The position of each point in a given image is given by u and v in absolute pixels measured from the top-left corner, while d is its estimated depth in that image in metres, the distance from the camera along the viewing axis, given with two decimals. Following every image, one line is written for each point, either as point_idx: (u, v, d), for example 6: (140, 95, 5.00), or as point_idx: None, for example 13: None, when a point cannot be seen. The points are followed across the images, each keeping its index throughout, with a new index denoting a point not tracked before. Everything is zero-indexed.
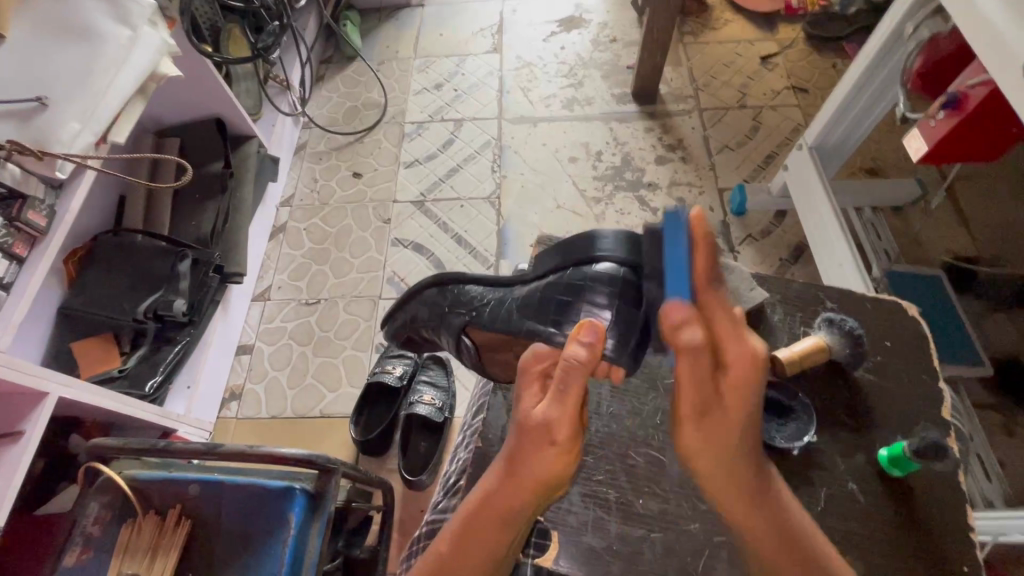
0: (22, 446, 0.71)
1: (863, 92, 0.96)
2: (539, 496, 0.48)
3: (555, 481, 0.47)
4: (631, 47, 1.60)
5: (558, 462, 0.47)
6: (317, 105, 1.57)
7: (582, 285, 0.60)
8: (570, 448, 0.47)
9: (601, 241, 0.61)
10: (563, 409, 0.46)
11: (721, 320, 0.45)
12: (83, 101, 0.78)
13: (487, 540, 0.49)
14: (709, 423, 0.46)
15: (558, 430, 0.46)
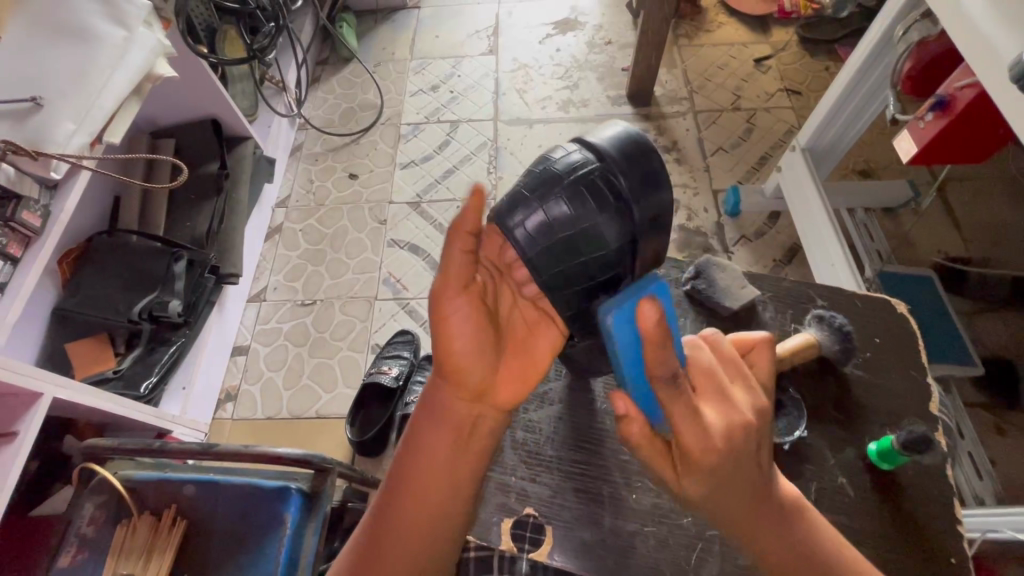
0: (17, 447, 0.70)
1: (855, 93, 0.97)
2: (462, 384, 0.52)
3: (464, 357, 0.51)
4: (626, 49, 1.61)
5: (460, 337, 0.51)
6: (312, 107, 1.58)
7: (563, 175, 0.51)
8: (472, 328, 0.51)
9: (599, 133, 0.54)
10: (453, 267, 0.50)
11: (678, 416, 0.43)
12: (78, 101, 0.78)
13: (432, 427, 0.52)
14: (720, 485, 0.44)
15: (451, 281, 0.51)
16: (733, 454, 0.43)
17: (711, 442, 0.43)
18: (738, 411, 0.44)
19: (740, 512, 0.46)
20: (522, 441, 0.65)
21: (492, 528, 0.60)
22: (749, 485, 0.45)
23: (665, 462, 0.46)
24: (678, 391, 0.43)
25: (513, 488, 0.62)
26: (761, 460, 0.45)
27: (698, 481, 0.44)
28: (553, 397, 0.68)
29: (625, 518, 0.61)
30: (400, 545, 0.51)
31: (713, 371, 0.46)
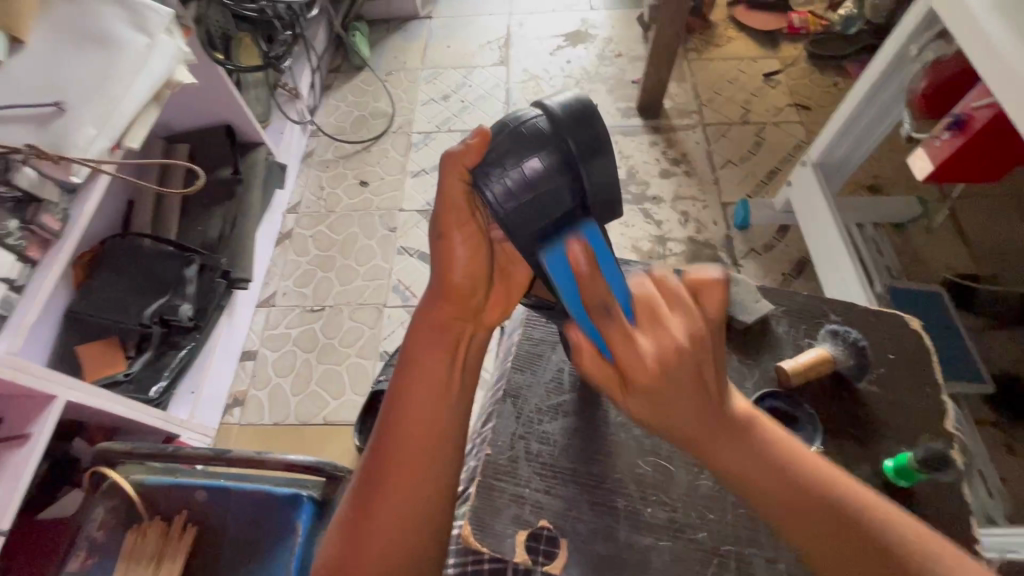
0: (30, 450, 0.71)
1: (867, 110, 0.98)
2: (462, 299, 0.49)
3: (462, 271, 0.49)
4: (636, 62, 1.62)
5: (461, 252, 0.49)
6: (324, 113, 1.59)
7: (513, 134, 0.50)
8: (472, 243, 0.49)
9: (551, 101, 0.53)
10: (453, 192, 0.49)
11: (618, 342, 0.39)
12: (99, 107, 0.78)
13: (432, 359, 0.48)
14: (660, 403, 0.40)
15: (451, 193, 0.49)
16: (665, 374, 0.39)
17: (644, 363, 0.39)
18: (673, 332, 0.39)
19: (689, 428, 0.42)
20: (536, 453, 0.65)
21: (507, 540, 0.59)
22: (695, 396, 0.41)
23: (616, 380, 0.41)
24: (611, 318, 0.40)
25: (528, 500, 0.62)
26: (707, 370, 0.40)
27: (639, 398, 0.40)
28: (568, 410, 0.68)
29: (639, 532, 0.61)
30: (399, 472, 0.45)
31: (656, 294, 0.40)
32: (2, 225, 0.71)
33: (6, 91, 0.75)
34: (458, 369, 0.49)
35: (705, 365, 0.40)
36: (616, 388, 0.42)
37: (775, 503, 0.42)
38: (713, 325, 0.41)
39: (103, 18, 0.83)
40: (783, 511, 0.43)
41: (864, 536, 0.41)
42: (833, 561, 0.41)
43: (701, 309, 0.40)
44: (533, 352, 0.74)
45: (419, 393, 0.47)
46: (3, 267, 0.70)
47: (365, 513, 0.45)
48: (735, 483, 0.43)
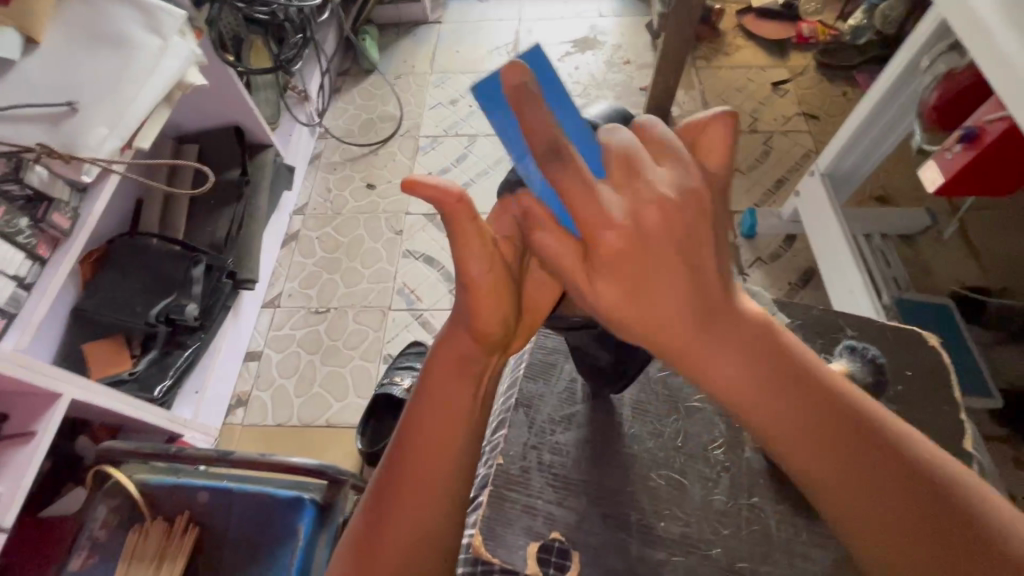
0: (33, 448, 0.71)
1: (878, 120, 0.98)
2: (492, 340, 0.45)
3: (491, 317, 0.44)
4: (644, 69, 1.63)
5: (486, 290, 0.43)
6: (333, 117, 1.60)
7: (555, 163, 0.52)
8: (495, 284, 0.43)
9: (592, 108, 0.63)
10: (470, 244, 0.42)
11: (574, 195, 0.34)
12: (112, 107, 0.79)
13: (446, 389, 0.46)
14: (645, 291, 0.36)
15: (469, 263, 0.42)
16: (643, 246, 0.35)
17: (617, 223, 0.35)
18: (658, 184, 0.36)
19: (687, 323, 0.37)
20: (549, 463, 0.65)
21: (518, 552, 0.59)
22: (687, 287, 0.36)
23: (580, 267, 0.37)
24: (565, 164, 0.34)
25: (541, 512, 0.61)
26: (700, 248, 0.37)
27: (609, 279, 0.36)
28: (579, 421, 0.68)
29: (652, 545, 0.60)
30: (415, 488, 0.45)
31: (637, 148, 0.37)
32: (13, 222, 0.71)
33: (19, 90, 0.76)
34: (480, 396, 0.47)
35: (696, 239, 0.36)
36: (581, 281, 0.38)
37: (813, 458, 0.38)
38: (706, 182, 0.38)
39: (118, 20, 0.83)
40: (789, 419, 0.38)
41: (859, 438, 0.38)
42: (835, 472, 0.38)
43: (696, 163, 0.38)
44: (545, 361, 0.73)
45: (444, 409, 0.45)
46: (13, 265, 0.71)
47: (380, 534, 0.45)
48: (733, 394, 0.38)
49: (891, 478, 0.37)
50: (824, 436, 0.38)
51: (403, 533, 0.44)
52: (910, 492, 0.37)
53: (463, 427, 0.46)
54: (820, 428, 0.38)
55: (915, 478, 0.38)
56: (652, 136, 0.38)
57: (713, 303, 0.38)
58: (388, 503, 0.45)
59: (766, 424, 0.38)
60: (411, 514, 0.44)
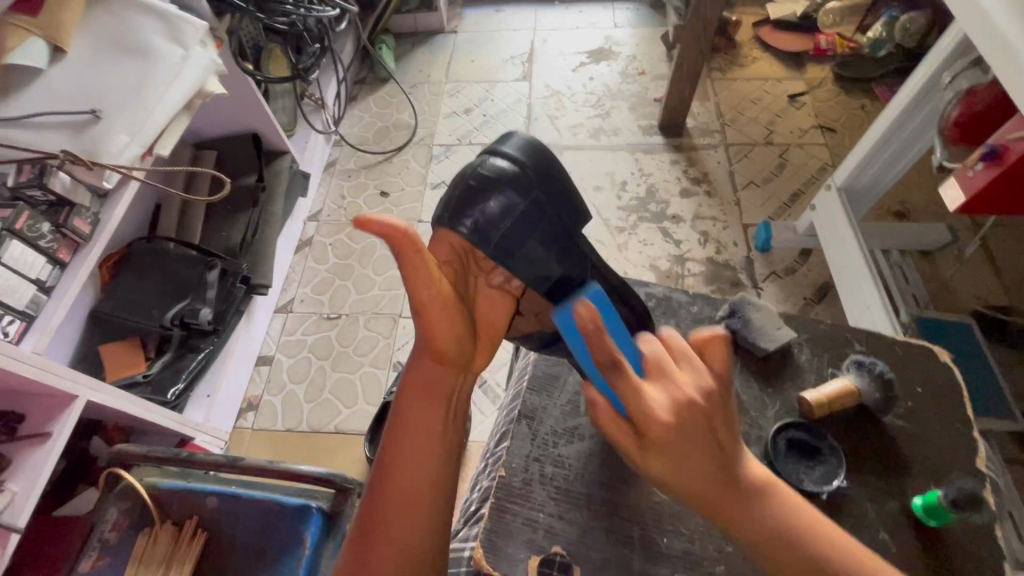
0: (49, 449, 0.72)
1: (899, 133, 0.96)
2: (451, 360, 0.50)
3: (452, 341, 0.50)
4: (659, 80, 1.62)
5: (441, 324, 0.50)
6: (349, 124, 1.61)
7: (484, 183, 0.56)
8: (446, 307, 0.50)
9: (494, 160, 0.58)
10: (417, 274, 0.49)
11: (628, 394, 0.42)
12: (133, 115, 0.80)
13: (421, 413, 0.48)
14: (679, 463, 0.42)
15: (418, 288, 0.49)
16: (671, 427, 0.41)
17: (658, 417, 0.41)
18: (684, 387, 0.42)
19: (709, 490, 0.42)
20: (551, 476, 0.64)
21: (518, 565, 0.58)
22: (710, 460, 0.42)
23: (631, 442, 0.43)
24: (620, 372, 0.42)
25: (542, 525, 0.61)
26: (720, 427, 0.42)
27: (656, 453, 0.42)
28: (582, 433, 0.67)
29: (657, 562, 0.60)
30: (402, 498, 0.46)
31: (664, 355, 0.44)
32: (36, 226, 0.73)
33: (47, 98, 0.78)
34: (451, 417, 0.50)
35: (714, 423, 0.42)
36: (634, 459, 0.43)
37: None
38: (722, 383, 0.44)
39: (142, 30, 0.86)
40: (803, 572, 0.42)
41: None
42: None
43: (710, 365, 0.44)
44: (550, 372, 0.73)
45: (420, 429, 0.48)
46: (33, 268, 0.72)
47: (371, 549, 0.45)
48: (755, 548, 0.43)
49: None
50: None
51: (394, 548, 0.45)
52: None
53: (442, 445, 0.48)
54: (815, 568, 0.42)
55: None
56: (674, 344, 0.45)
57: (733, 466, 0.43)
58: (376, 516, 0.46)
59: (774, 570, 0.43)
60: (400, 526, 0.45)
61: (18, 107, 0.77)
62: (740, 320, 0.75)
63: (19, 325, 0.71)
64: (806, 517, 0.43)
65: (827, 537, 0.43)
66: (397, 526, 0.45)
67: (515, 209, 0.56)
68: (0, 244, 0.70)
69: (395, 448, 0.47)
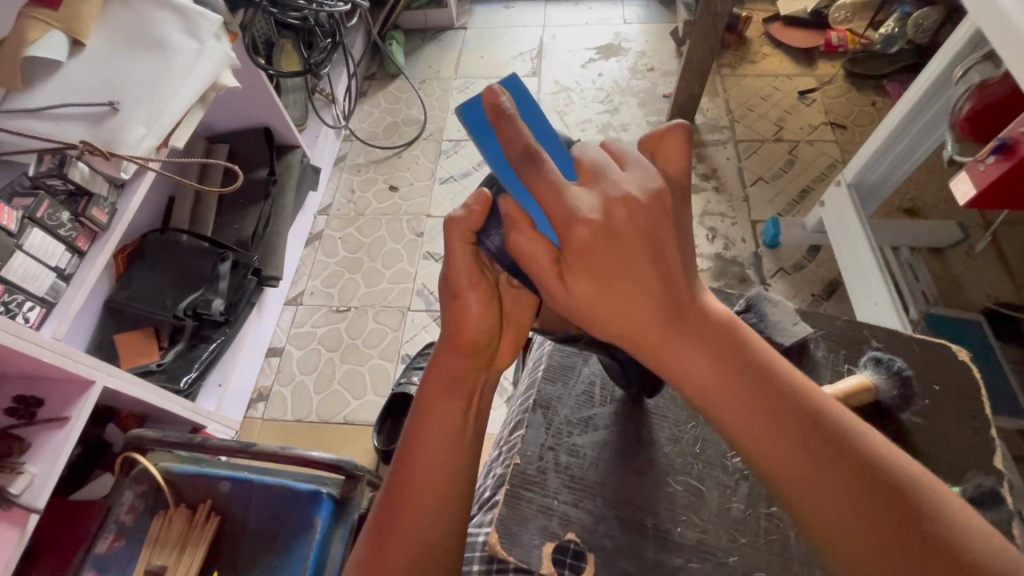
0: (68, 432, 0.73)
1: (909, 129, 0.96)
2: (475, 352, 0.50)
3: (477, 327, 0.49)
4: (668, 76, 1.62)
5: (475, 312, 0.49)
6: (358, 120, 1.63)
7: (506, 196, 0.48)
8: (482, 297, 0.49)
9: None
10: (461, 258, 0.48)
11: (546, 190, 0.37)
12: (149, 107, 0.81)
13: (442, 409, 0.49)
14: (612, 280, 0.38)
15: (458, 270, 0.48)
16: (596, 231, 0.38)
17: (586, 220, 0.37)
18: (621, 187, 0.39)
19: (645, 315, 0.39)
20: (565, 464, 0.65)
21: (533, 551, 0.59)
22: (652, 278, 0.39)
23: (551, 266, 0.40)
24: (540, 169, 0.37)
25: (557, 512, 0.62)
26: (663, 244, 0.39)
27: (582, 274, 0.38)
28: (597, 424, 0.68)
29: (668, 551, 0.60)
30: (420, 498, 0.47)
31: (602, 163, 0.41)
32: (55, 216, 0.74)
33: (67, 90, 0.80)
34: (472, 413, 0.50)
35: (659, 236, 0.39)
36: (554, 284, 0.40)
37: (757, 434, 0.40)
38: (668, 192, 0.41)
39: (159, 24, 0.87)
40: (743, 412, 0.40)
41: (798, 421, 0.40)
42: (786, 462, 0.39)
43: (657, 172, 0.41)
44: (564, 363, 0.74)
45: (439, 427, 0.48)
46: (54, 257, 0.74)
47: (385, 544, 0.46)
48: (695, 389, 0.41)
49: (846, 471, 0.38)
50: (767, 415, 0.40)
51: (409, 541, 0.46)
52: (848, 478, 0.38)
53: (460, 444, 0.49)
54: (760, 418, 0.40)
55: (838, 454, 0.39)
56: (613, 154, 0.42)
57: (669, 274, 0.40)
58: (396, 515, 0.47)
59: (716, 412, 0.41)
60: (415, 521, 0.46)
61: (38, 98, 0.79)
62: (756, 314, 0.75)
63: (39, 311, 0.73)
64: (768, 374, 0.41)
65: (768, 365, 0.41)
66: (414, 521, 0.46)
67: None
68: (22, 232, 0.72)
69: (415, 444, 0.49)
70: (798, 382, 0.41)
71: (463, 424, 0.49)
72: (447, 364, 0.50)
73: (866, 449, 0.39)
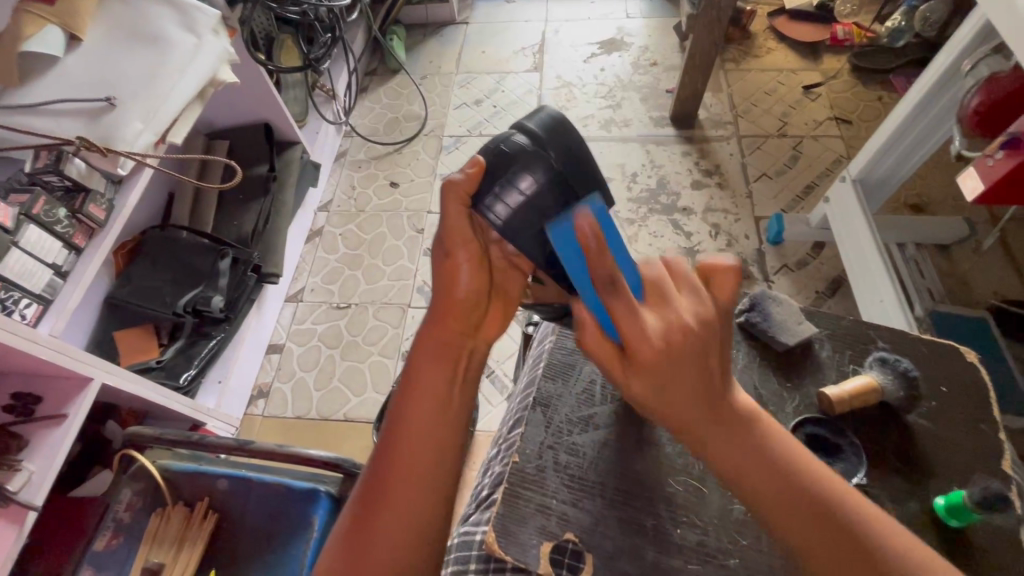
0: (65, 430, 0.73)
1: (915, 125, 0.95)
2: (461, 317, 0.51)
3: (466, 292, 0.51)
4: (671, 71, 1.61)
5: (465, 275, 0.51)
6: (359, 115, 1.62)
7: (503, 158, 0.54)
8: (473, 258, 0.51)
9: (518, 134, 0.56)
10: (453, 220, 0.52)
11: (622, 309, 0.41)
12: (147, 102, 0.81)
13: (431, 379, 0.48)
14: (666, 385, 0.41)
15: (454, 229, 0.51)
16: (657, 356, 0.40)
17: (652, 340, 0.40)
18: (681, 312, 0.42)
19: (693, 414, 0.43)
20: (565, 463, 0.64)
21: (531, 550, 0.58)
22: (700, 377, 0.42)
23: (616, 361, 0.43)
24: (618, 295, 0.41)
25: (555, 511, 0.61)
26: (713, 359, 0.42)
27: (641, 380, 0.41)
28: (598, 422, 0.67)
29: (668, 553, 0.60)
30: (409, 468, 0.46)
31: (666, 277, 0.43)
32: (52, 212, 0.74)
33: (63, 86, 0.79)
34: (460, 382, 0.50)
35: (711, 351, 0.42)
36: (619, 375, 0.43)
37: (788, 518, 0.43)
38: (721, 313, 0.43)
39: (156, 18, 0.86)
40: (771, 496, 0.43)
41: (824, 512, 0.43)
42: (807, 539, 0.42)
43: (713, 295, 0.43)
44: (565, 361, 0.73)
45: (427, 394, 0.48)
46: (50, 253, 0.74)
47: (376, 520, 0.45)
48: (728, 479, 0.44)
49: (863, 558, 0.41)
50: (796, 501, 0.43)
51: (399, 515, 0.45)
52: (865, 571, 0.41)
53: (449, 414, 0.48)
54: (791, 505, 0.43)
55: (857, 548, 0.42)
56: (676, 267, 0.44)
57: (715, 372, 0.43)
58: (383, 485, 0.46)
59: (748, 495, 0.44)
60: (408, 496, 0.46)
61: (34, 94, 0.78)
62: (759, 314, 0.75)
63: (36, 308, 0.72)
64: (796, 471, 0.44)
65: (792, 460, 0.45)
66: (401, 493, 0.46)
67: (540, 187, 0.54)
68: (18, 228, 0.71)
69: (406, 415, 0.47)
70: (824, 476, 0.44)
71: (450, 392, 0.49)
72: (437, 327, 0.50)
73: (891, 546, 0.42)
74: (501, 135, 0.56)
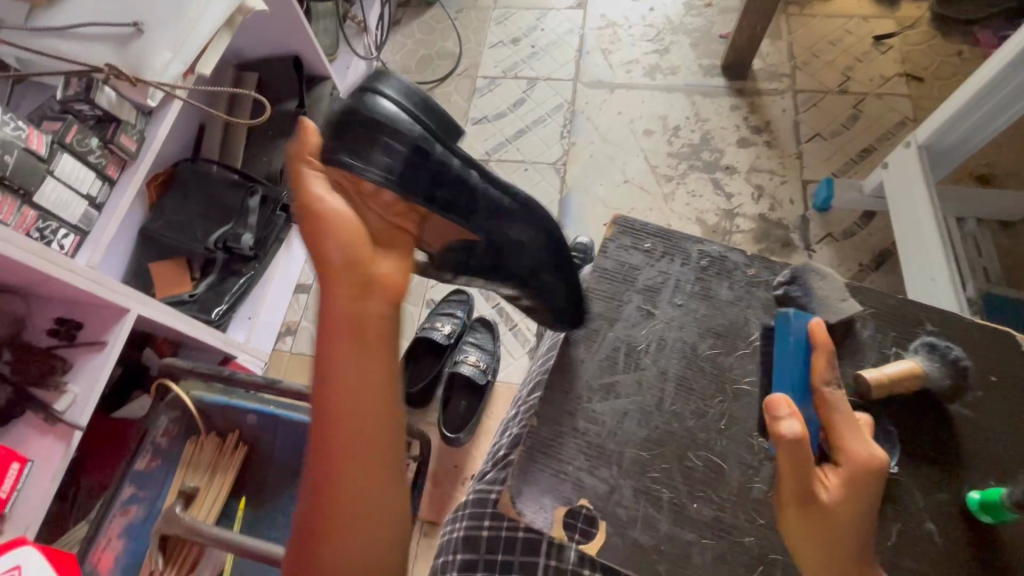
0: (106, 355, 0.76)
1: (999, 88, 0.85)
2: (360, 287, 0.47)
3: (355, 262, 0.47)
4: (727, 14, 1.48)
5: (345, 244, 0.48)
6: (391, 51, 1.55)
7: (358, 121, 0.51)
8: (345, 222, 0.48)
9: (379, 101, 0.52)
10: (307, 187, 0.49)
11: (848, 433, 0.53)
12: (176, 29, 0.77)
13: (345, 370, 0.47)
14: (845, 496, 0.51)
15: (318, 203, 0.49)
16: (866, 476, 0.51)
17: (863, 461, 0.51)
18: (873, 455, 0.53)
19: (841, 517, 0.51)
20: (583, 430, 0.64)
21: (545, 513, 0.60)
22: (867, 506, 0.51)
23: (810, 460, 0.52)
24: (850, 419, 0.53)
25: (570, 477, 0.62)
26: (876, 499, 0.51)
27: (838, 481, 0.51)
28: (619, 390, 0.66)
29: (684, 526, 0.60)
30: (345, 474, 0.47)
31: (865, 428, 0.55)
32: (84, 141, 0.74)
33: (89, 8, 0.77)
34: (374, 367, 0.48)
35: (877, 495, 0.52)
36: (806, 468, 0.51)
37: None
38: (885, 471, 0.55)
39: None
40: None
41: None
42: None
43: None
44: (587, 327, 0.70)
45: (347, 388, 0.47)
46: (84, 183, 0.75)
47: (324, 524, 0.47)
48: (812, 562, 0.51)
49: None
50: None
51: (343, 518, 0.47)
52: None
53: (370, 402, 0.47)
54: None
55: None
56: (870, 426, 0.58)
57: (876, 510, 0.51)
58: (320, 497, 0.47)
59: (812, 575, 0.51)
60: (348, 495, 0.47)
61: (63, 16, 0.76)
62: (801, 287, 0.70)
63: (74, 238, 0.74)
64: None
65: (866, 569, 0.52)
66: (341, 500, 0.47)
67: (404, 151, 0.51)
68: (52, 157, 0.72)
69: (331, 417, 0.47)
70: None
71: (367, 380, 0.47)
72: (328, 306, 0.47)
73: None
74: (357, 97, 0.53)
